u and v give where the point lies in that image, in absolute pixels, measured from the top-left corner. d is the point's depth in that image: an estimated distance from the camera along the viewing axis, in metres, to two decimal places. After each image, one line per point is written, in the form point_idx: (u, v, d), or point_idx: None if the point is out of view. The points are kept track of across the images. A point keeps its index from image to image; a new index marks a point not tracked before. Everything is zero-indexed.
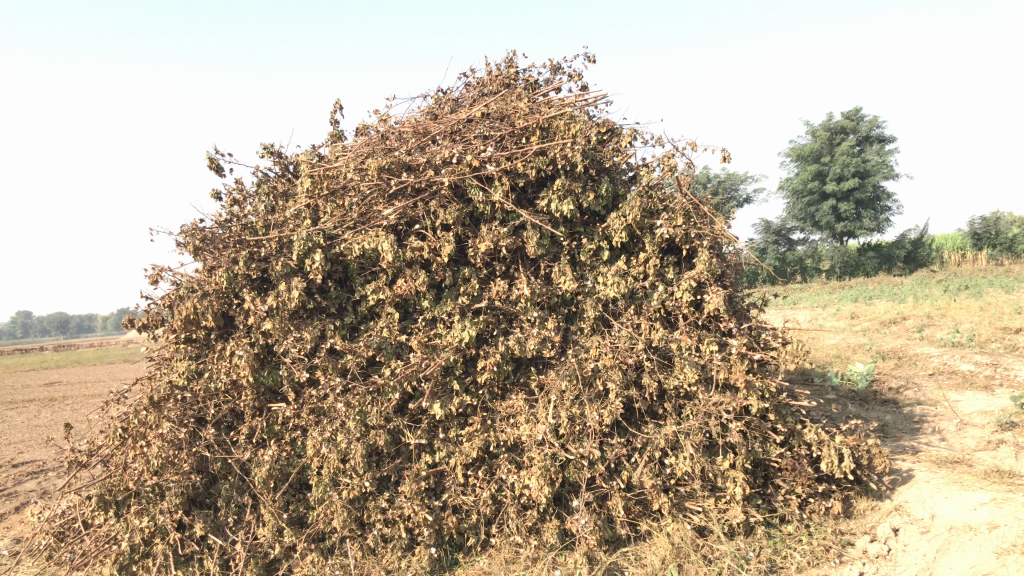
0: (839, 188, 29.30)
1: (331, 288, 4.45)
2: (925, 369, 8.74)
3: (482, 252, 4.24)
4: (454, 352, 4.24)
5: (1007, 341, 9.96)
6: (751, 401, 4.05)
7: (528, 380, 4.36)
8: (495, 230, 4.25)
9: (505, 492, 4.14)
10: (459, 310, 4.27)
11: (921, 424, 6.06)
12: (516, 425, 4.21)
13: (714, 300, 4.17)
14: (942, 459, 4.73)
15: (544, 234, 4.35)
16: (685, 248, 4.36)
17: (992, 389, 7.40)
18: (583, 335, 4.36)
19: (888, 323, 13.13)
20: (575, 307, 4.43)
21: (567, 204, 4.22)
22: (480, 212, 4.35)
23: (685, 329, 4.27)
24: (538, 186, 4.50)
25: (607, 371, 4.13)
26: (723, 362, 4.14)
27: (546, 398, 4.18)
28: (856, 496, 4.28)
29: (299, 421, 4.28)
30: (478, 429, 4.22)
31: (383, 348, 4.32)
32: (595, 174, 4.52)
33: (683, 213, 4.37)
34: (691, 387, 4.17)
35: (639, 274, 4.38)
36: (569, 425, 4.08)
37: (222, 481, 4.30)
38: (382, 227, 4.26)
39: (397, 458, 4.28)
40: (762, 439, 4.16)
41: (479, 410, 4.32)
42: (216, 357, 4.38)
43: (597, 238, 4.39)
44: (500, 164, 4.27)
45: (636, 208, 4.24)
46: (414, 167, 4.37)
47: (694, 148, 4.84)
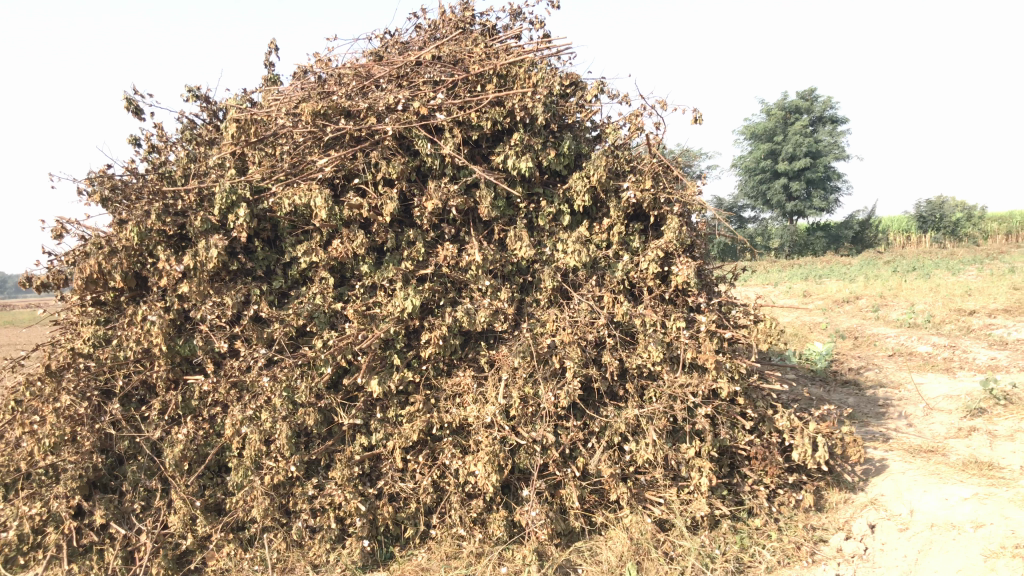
0: (792, 168, 29.23)
1: (258, 248, 3.95)
2: (884, 350, 8.53)
3: (430, 212, 3.79)
4: (396, 323, 3.79)
5: (963, 323, 9.82)
6: (720, 384, 3.70)
7: (477, 356, 3.94)
8: (444, 188, 3.81)
9: (448, 478, 3.73)
10: (401, 276, 3.83)
11: (886, 408, 5.80)
12: (463, 405, 3.80)
13: (684, 271, 3.80)
14: (915, 448, 4.45)
15: (499, 195, 3.91)
16: (653, 214, 4.00)
17: (953, 372, 7.20)
18: (539, 308, 3.94)
19: (842, 303, 12.96)
20: (531, 276, 4.01)
21: (525, 160, 3.79)
22: (428, 167, 3.89)
23: (650, 304, 3.90)
24: (493, 140, 4.05)
25: (564, 349, 3.74)
26: (691, 341, 3.80)
27: (497, 376, 3.78)
28: (828, 487, 3.96)
29: (219, 396, 3.81)
30: (420, 410, 3.80)
31: (315, 317, 3.86)
32: (556, 129, 4.09)
33: (652, 175, 4.01)
34: (656, 366, 3.80)
35: (602, 241, 3.99)
36: (520, 407, 3.69)
37: (130, 462, 3.79)
38: (316, 180, 3.78)
39: (329, 439, 3.84)
40: (731, 425, 3.82)
41: (422, 388, 3.89)
42: (125, 323, 3.87)
43: (557, 201, 3.98)
44: (452, 114, 3.82)
45: (602, 167, 3.83)
46: (354, 114, 3.88)
47: (666, 107, 4.43)
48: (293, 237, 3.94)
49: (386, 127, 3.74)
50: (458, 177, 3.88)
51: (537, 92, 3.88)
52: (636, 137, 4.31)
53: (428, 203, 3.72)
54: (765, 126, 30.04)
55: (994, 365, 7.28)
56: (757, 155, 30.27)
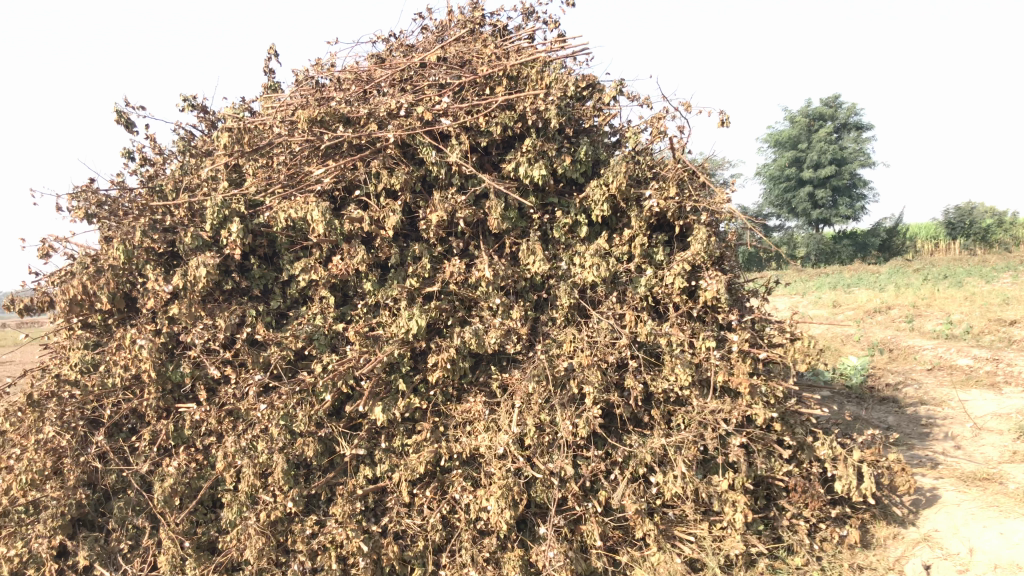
0: (816, 176, 28.74)
1: (254, 266, 3.68)
2: (922, 364, 8.14)
3: (437, 225, 3.51)
4: (401, 346, 3.50)
5: (1004, 334, 9.39)
6: (756, 411, 3.38)
7: (489, 380, 3.65)
8: (451, 200, 3.53)
9: (459, 514, 3.42)
10: (407, 294, 3.55)
11: (930, 428, 5.44)
12: (473, 434, 3.51)
13: (713, 286, 3.49)
14: (968, 475, 4.11)
15: (510, 205, 3.63)
16: (678, 224, 3.71)
17: (999, 387, 6.82)
18: (555, 327, 3.65)
19: (873, 313, 12.52)
20: (545, 293, 3.72)
21: (538, 168, 3.50)
22: (434, 176, 3.59)
23: (676, 322, 3.59)
24: (504, 147, 3.76)
25: (583, 373, 3.44)
26: (722, 363, 3.48)
27: (510, 403, 3.49)
28: (874, 521, 3.62)
29: (212, 426, 3.51)
30: (428, 439, 3.50)
31: (314, 339, 3.58)
32: (572, 134, 3.81)
33: (678, 181, 3.74)
34: (683, 391, 3.49)
35: (622, 254, 3.69)
36: (535, 436, 3.40)
37: (117, 498, 3.50)
38: (314, 192, 3.52)
39: (330, 472, 3.55)
40: (767, 454, 3.49)
41: (430, 416, 3.60)
42: (114, 348, 3.60)
43: (574, 211, 3.68)
44: (458, 119, 3.55)
45: (622, 174, 3.53)
46: (353, 120, 3.60)
47: (690, 110, 4.13)
48: (291, 253, 3.66)
49: (387, 134, 3.46)
50: (467, 186, 3.59)
51: (550, 94, 3.59)
52: (659, 142, 4.02)
53: (434, 215, 3.44)
54: (790, 134, 29.55)
55: None
56: (780, 163, 29.81)
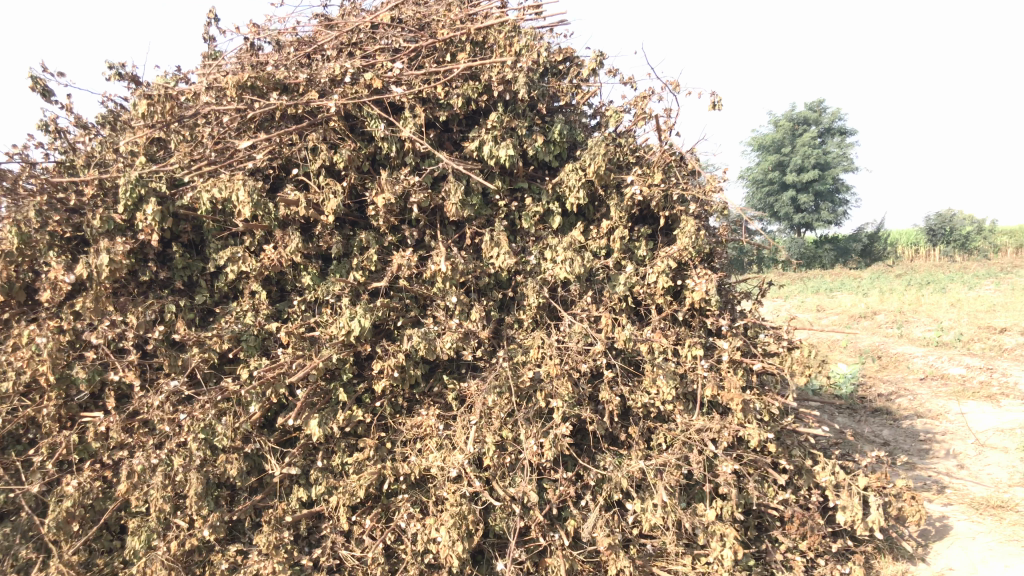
0: (799, 180, 28.45)
1: (177, 256, 3.19)
2: (913, 373, 7.74)
3: (386, 210, 3.04)
4: (343, 349, 3.04)
5: (993, 342, 9.03)
6: (748, 431, 2.94)
7: (444, 391, 3.18)
8: (404, 183, 3.06)
9: (405, 545, 2.95)
10: (351, 290, 3.08)
11: (928, 444, 5.02)
12: (424, 453, 3.05)
13: (702, 286, 3.07)
14: (980, 502, 3.67)
15: (472, 190, 3.16)
16: (663, 215, 3.27)
17: (996, 399, 6.41)
18: (521, 331, 3.19)
19: (858, 318, 12.13)
20: (511, 292, 3.24)
21: (505, 146, 3.04)
22: (384, 155, 3.11)
23: (658, 326, 3.15)
24: (467, 123, 3.28)
25: (551, 385, 2.98)
26: (710, 374, 3.05)
27: (466, 417, 3.03)
28: (879, 555, 3.17)
29: (120, 439, 3.00)
30: (371, 458, 3.04)
31: (243, 341, 3.11)
32: (544, 112, 3.35)
33: (663, 168, 3.32)
34: (666, 406, 3.04)
35: (599, 248, 3.23)
36: (495, 456, 2.95)
37: (5, 522, 2.97)
38: (245, 170, 3.03)
39: (258, 493, 3.08)
40: (759, 479, 3.05)
41: (376, 430, 3.14)
42: (10, 347, 3.00)
43: (546, 198, 3.22)
44: (412, 88, 3.07)
45: (600, 156, 3.08)
46: (291, 88, 3.12)
47: (679, 91, 3.69)
48: (218, 241, 3.18)
49: (328, 103, 2.97)
50: (423, 167, 3.11)
51: (519, 62, 3.13)
52: (644, 124, 3.57)
53: (383, 199, 2.98)
54: (773, 137, 29.23)
55: None
56: (764, 166, 29.54)
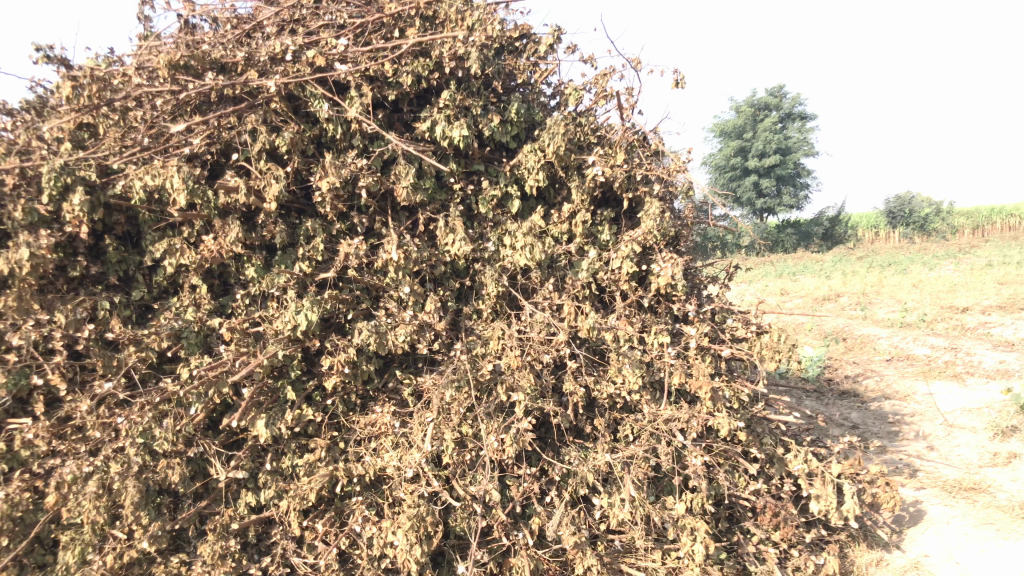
0: (761, 165, 28.57)
1: (109, 249, 2.97)
2: (879, 354, 7.71)
3: (333, 196, 2.86)
4: (289, 345, 2.87)
5: (956, 321, 9.06)
6: (718, 420, 2.81)
7: (399, 386, 3.01)
8: (351, 166, 2.88)
9: (360, 549, 2.79)
10: (297, 282, 2.90)
11: (897, 426, 4.96)
12: (379, 452, 2.89)
13: (667, 270, 2.95)
14: (953, 484, 3.60)
15: (425, 173, 2.99)
16: (626, 197, 3.13)
17: (962, 378, 6.40)
18: (480, 321, 3.03)
19: (822, 301, 12.14)
20: (469, 280, 3.07)
21: (458, 127, 2.88)
22: (330, 138, 2.93)
23: (623, 313, 3.01)
24: (418, 103, 3.11)
25: (511, 377, 2.83)
26: (677, 362, 2.92)
27: (423, 414, 2.87)
28: (853, 544, 3.07)
29: (52, 447, 2.75)
30: (322, 459, 2.88)
31: (183, 338, 2.93)
32: (500, 91, 3.19)
33: (625, 147, 3.17)
34: (632, 396, 2.91)
35: (561, 233, 3.08)
36: (454, 453, 2.80)
37: None
38: (181, 156, 2.83)
39: (202, 499, 2.90)
40: (730, 470, 2.93)
41: (327, 429, 2.97)
42: None
43: (504, 181, 3.05)
44: (358, 66, 2.88)
45: (559, 136, 2.93)
46: (228, 68, 2.93)
47: (641, 68, 3.54)
48: (155, 232, 2.95)
49: (267, 83, 2.78)
50: (373, 150, 2.94)
51: (471, 37, 2.97)
52: (604, 103, 3.42)
53: (329, 183, 2.80)
54: (735, 122, 29.30)
55: (1005, 369, 6.48)
56: (726, 151, 29.62)
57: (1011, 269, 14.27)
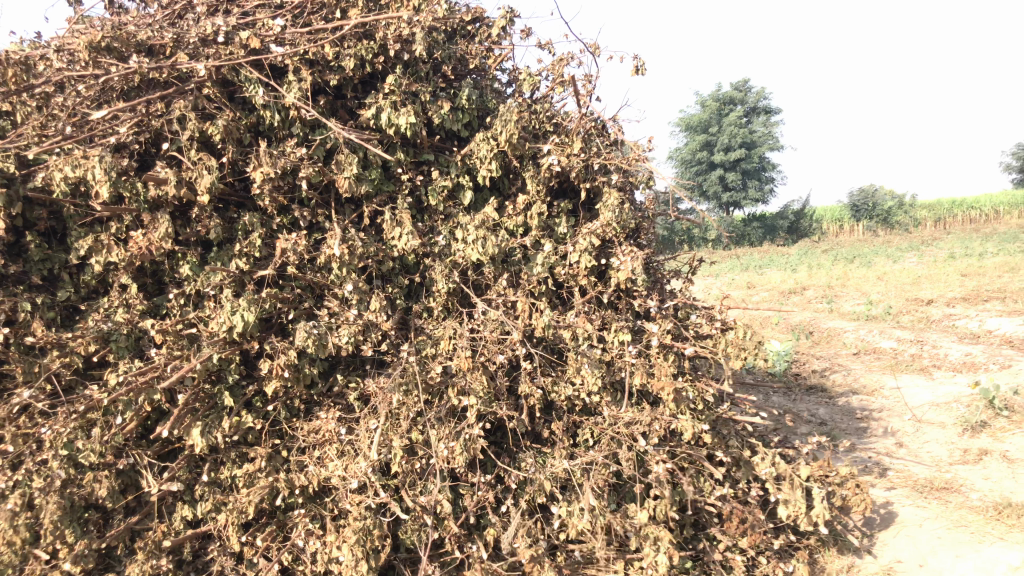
0: (727, 159, 28.64)
1: (31, 246, 2.73)
2: (846, 348, 7.65)
3: (271, 187, 2.67)
4: (225, 348, 2.67)
5: (921, 313, 9.05)
6: (681, 422, 2.67)
7: (345, 390, 2.83)
8: (291, 155, 2.70)
9: (304, 566, 2.60)
10: (234, 280, 2.71)
11: (866, 423, 4.87)
12: (323, 461, 2.72)
13: (628, 265, 2.81)
14: (924, 484, 3.50)
15: (370, 163, 2.81)
16: (584, 188, 2.98)
17: (929, 371, 6.34)
18: (431, 320, 2.86)
19: (788, 294, 12.11)
20: (419, 277, 2.91)
21: (405, 113, 2.71)
22: (268, 125, 2.74)
23: (582, 310, 2.86)
24: (363, 89, 2.93)
25: (463, 379, 2.67)
26: (639, 361, 2.78)
27: (370, 419, 2.69)
28: (823, 549, 2.95)
29: None
30: (262, 469, 2.68)
31: (111, 341, 2.71)
32: (451, 76, 3.02)
33: (583, 136, 3.02)
34: (592, 398, 2.76)
35: (516, 226, 2.92)
36: (404, 461, 2.63)
37: None
38: (106, 146, 2.62)
39: (134, 514, 2.69)
40: (695, 474, 2.79)
41: (269, 437, 2.77)
42: None
43: (455, 171, 2.88)
44: (296, 48, 2.71)
45: (512, 123, 2.78)
46: (156, 51, 2.73)
47: (599, 53, 3.39)
48: (81, 228, 2.74)
49: (196, 65, 2.59)
50: (314, 138, 2.76)
51: (418, 19, 2.80)
52: (561, 89, 3.27)
53: (265, 174, 2.62)
54: (701, 116, 29.34)
55: (971, 362, 6.43)
56: (692, 146, 29.64)
57: (973, 261, 14.39)
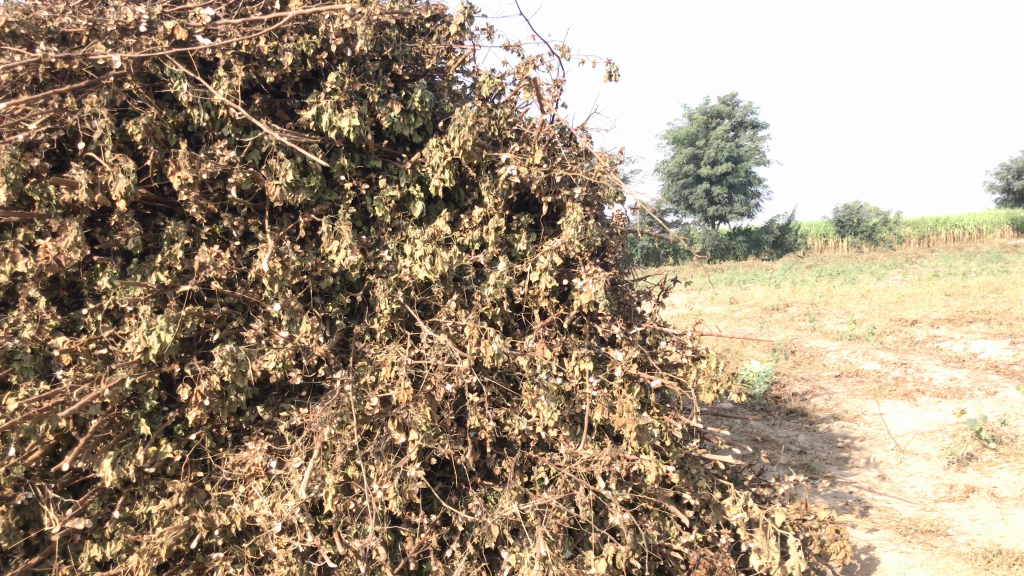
0: (713, 172, 28.53)
1: None
2: (828, 369, 7.44)
3: (196, 193, 2.41)
4: (140, 371, 2.39)
5: (906, 334, 8.85)
6: (645, 463, 2.42)
7: (278, 419, 2.56)
8: (218, 159, 2.45)
9: None
10: (154, 295, 2.44)
11: (848, 452, 4.64)
12: (249, 498, 2.45)
13: (590, 287, 2.57)
14: (908, 527, 3.27)
15: (310, 169, 2.56)
16: (546, 202, 2.75)
17: (914, 397, 6.13)
18: (374, 344, 2.60)
19: (771, 311, 11.92)
20: (363, 295, 2.65)
21: (347, 115, 2.47)
22: (195, 125, 2.49)
23: (541, 335, 2.62)
24: (305, 88, 2.69)
25: (405, 411, 2.41)
26: (601, 393, 2.53)
27: (302, 453, 2.43)
28: None
29: None
30: (180, 506, 2.39)
31: (14, 361, 2.41)
32: (404, 77, 2.78)
33: (546, 145, 2.79)
34: (549, 432, 2.51)
35: (471, 242, 2.68)
36: (337, 501, 2.36)
37: None
38: (13, 142, 2.33)
39: (34, 554, 2.40)
40: (660, 518, 2.54)
41: (191, 469, 2.49)
42: None
43: (404, 180, 2.64)
44: (227, 41, 2.46)
45: (466, 129, 2.54)
46: (72, 40, 2.48)
47: (569, 56, 3.16)
48: None
49: (112, 57, 2.34)
50: (246, 140, 2.51)
51: (364, 12, 2.56)
52: (526, 95, 3.03)
53: (187, 179, 2.36)
54: (688, 129, 29.26)
55: (957, 387, 6.22)
56: (678, 159, 29.52)
57: (958, 280, 14.25)
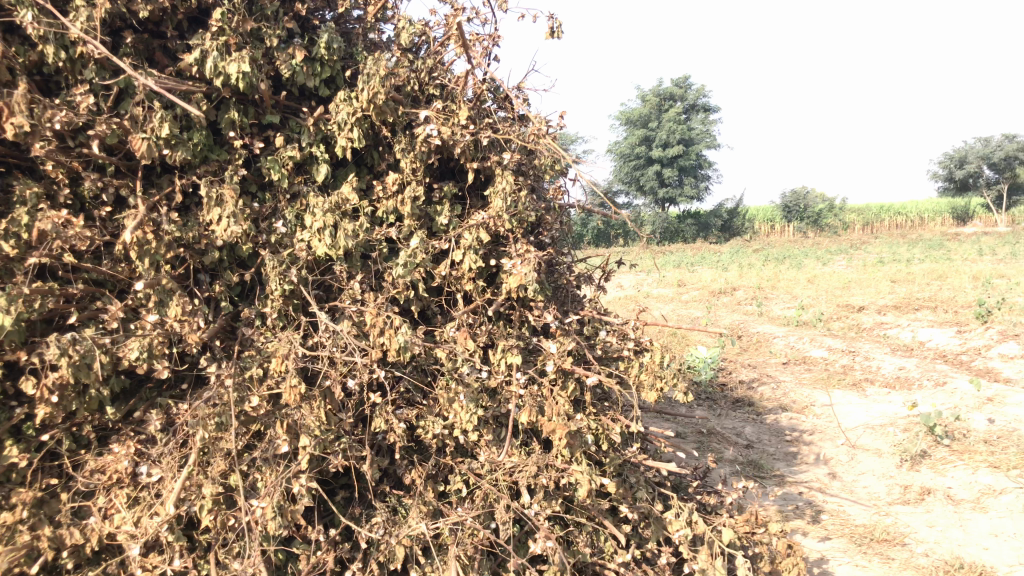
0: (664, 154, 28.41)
1: None
2: (775, 356, 7.25)
3: (46, 146, 2.00)
4: None
5: (853, 321, 8.73)
6: (578, 474, 2.09)
7: (151, 417, 2.17)
8: (77, 106, 2.07)
9: None
10: None
11: (796, 446, 4.40)
12: (112, 511, 2.07)
13: (520, 270, 2.22)
14: (862, 535, 3.02)
15: (191, 123, 2.17)
16: (474, 170, 2.39)
17: (863, 387, 5.95)
18: (266, 331, 2.23)
19: (718, 294, 11.75)
20: (256, 273, 2.28)
21: (234, 60, 2.08)
22: (48, 65, 2.07)
23: (463, 322, 2.28)
24: (191, 30, 2.29)
25: (296, 412, 2.05)
26: (528, 391, 2.20)
27: (177, 459, 2.08)
28: None
29: None
30: (24, 521, 1.94)
31: None
32: (311, 21, 2.40)
33: (475, 105, 2.44)
34: (468, 436, 2.17)
35: (385, 213, 2.32)
36: (213, 517, 1.99)
37: None
38: None
39: None
40: (593, 534, 2.23)
41: (42, 475, 2.05)
42: None
43: (306, 140, 2.26)
44: None
45: (379, 82, 2.17)
46: None
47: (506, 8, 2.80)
48: None
49: None
50: (113, 86, 2.12)
51: None
52: (456, 48, 2.67)
53: (24, 127, 1.91)
54: (641, 110, 29.07)
55: (905, 377, 6.07)
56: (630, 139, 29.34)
57: (903, 266, 14.29)
